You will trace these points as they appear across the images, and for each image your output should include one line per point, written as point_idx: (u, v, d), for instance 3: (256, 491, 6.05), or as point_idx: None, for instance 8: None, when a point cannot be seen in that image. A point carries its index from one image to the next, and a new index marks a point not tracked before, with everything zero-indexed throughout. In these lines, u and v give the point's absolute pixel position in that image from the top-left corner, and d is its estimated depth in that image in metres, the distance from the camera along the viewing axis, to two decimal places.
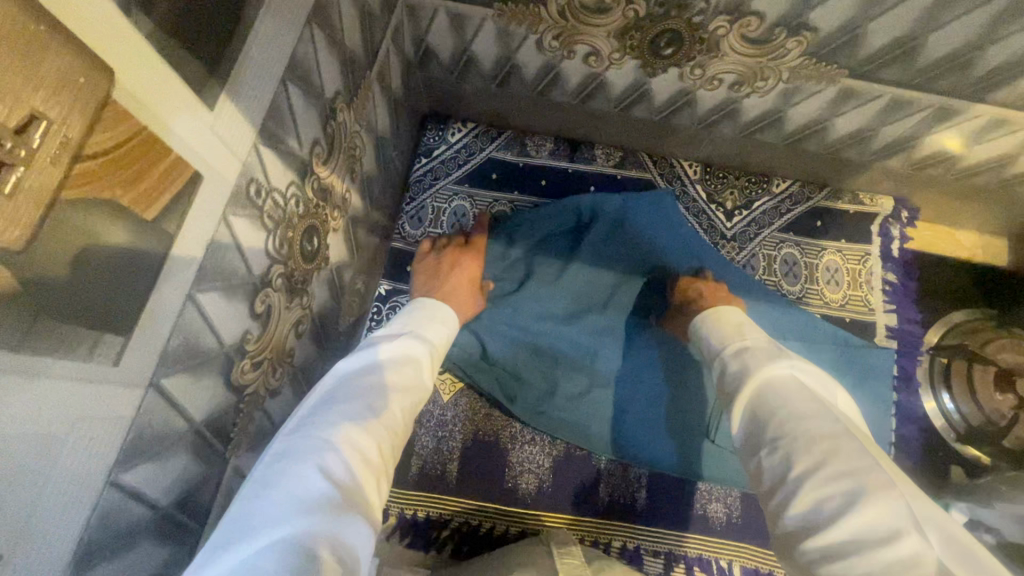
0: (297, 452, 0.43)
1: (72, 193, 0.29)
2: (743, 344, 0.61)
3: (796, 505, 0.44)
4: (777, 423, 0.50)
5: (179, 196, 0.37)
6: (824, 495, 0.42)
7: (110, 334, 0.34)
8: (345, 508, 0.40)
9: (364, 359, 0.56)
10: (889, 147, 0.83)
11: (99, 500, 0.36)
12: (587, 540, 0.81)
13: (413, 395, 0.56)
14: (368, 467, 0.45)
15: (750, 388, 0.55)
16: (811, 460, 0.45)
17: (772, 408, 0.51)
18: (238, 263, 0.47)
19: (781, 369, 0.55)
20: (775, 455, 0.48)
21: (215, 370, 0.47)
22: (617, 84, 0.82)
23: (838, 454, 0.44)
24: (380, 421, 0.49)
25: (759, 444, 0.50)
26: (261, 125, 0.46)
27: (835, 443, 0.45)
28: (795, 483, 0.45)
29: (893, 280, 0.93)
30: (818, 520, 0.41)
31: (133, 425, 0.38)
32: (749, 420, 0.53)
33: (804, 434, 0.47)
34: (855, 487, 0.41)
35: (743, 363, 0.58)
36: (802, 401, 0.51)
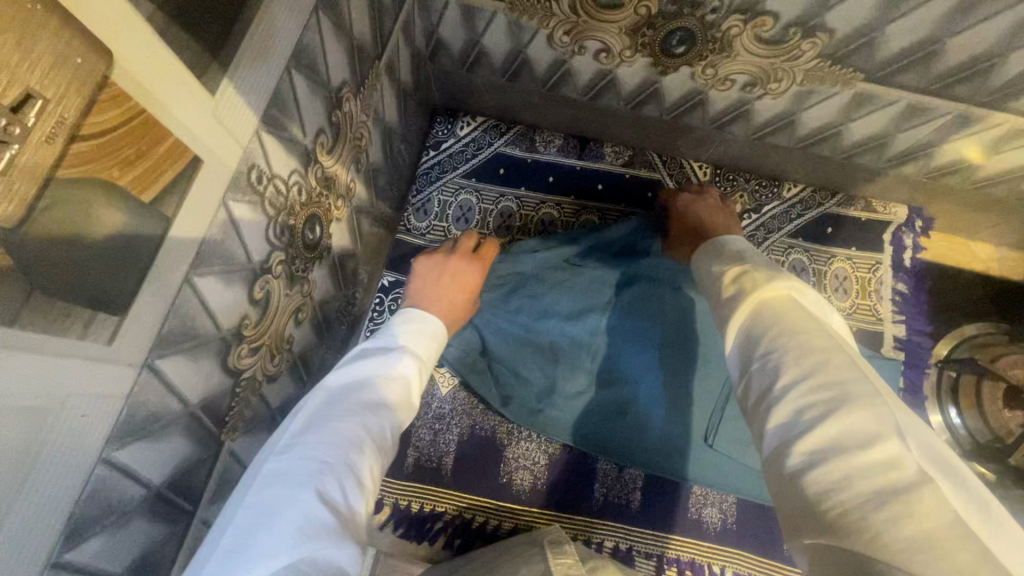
0: (293, 475, 0.42)
1: (69, 174, 0.29)
2: (745, 268, 0.53)
3: (775, 417, 0.39)
4: (770, 336, 0.44)
5: (178, 180, 0.38)
6: (806, 406, 0.38)
7: (104, 313, 0.34)
8: (346, 534, 0.39)
9: (357, 372, 0.55)
10: (904, 154, 0.82)
11: (91, 475, 0.37)
12: (580, 538, 0.81)
13: (406, 410, 0.55)
14: (365, 489, 0.45)
15: (745, 309, 0.48)
16: (800, 370, 0.40)
17: (764, 326, 0.46)
18: (238, 249, 0.47)
19: (778, 292, 0.48)
20: (758, 370, 0.43)
21: (211, 353, 0.48)
22: (628, 81, 0.81)
23: (828, 365, 0.40)
24: (375, 440, 0.48)
25: (746, 363, 0.45)
26: (264, 112, 0.46)
27: (827, 355, 0.41)
28: (777, 394, 0.40)
29: (904, 291, 0.92)
30: (797, 432, 0.37)
31: (127, 403, 0.39)
32: (739, 340, 0.47)
33: (798, 343, 0.42)
34: (840, 396, 0.38)
35: (736, 288, 0.51)
36: (798, 317, 0.45)
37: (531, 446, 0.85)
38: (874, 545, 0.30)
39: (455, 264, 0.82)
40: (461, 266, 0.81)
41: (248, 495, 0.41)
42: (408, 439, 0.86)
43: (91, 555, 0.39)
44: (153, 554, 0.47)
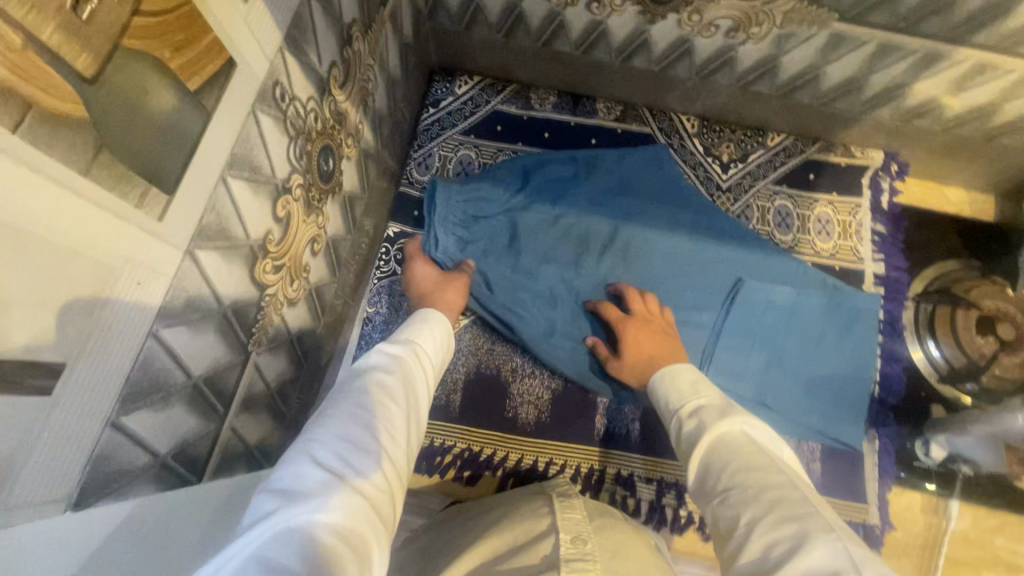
0: (295, 457, 0.45)
1: (132, 44, 0.33)
2: (698, 404, 0.63)
3: (744, 555, 0.45)
4: (730, 472, 0.52)
5: (216, 77, 0.41)
6: (772, 541, 0.44)
7: (155, 189, 0.38)
8: (338, 489, 0.42)
9: (360, 368, 0.60)
10: (879, 97, 0.87)
11: (143, 347, 0.41)
12: (585, 466, 0.86)
13: (409, 393, 0.59)
14: (369, 457, 0.48)
15: (706, 439, 0.57)
16: (761, 509, 0.47)
17: (724, 461, 0.54)
18: (264, 160, 0.51)
19: (735, 429, 0.57)
20: (727, 505, 0.50)
21: (241, 259, 0.51)
22: (618, 32, 0.86)
23: (784, 501, 0.47)
24: (375, 416, 0.52)
25: (712, 494, 0.52)
26: (286, 32, 0.50)
27: (783, 492, 0.48)
28: (746, 529, 0.46)
29: (881, 232, 0.97)
30: (767, 567, 0.43)
31: (172, 284, 0.42)
32: (700, 478, 0.55)
33: (754, 481, 0.50)
34: (801, 531, 0.43)
35: (701, 418, 0.61)
36: (753, 454, 0.54)
37: (534, 383, 0.90)
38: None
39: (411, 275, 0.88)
40: (415, 270, 0.88)
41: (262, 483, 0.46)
42: None
43: (141, 426, 0.43)
44: (190, 446, 0.51)
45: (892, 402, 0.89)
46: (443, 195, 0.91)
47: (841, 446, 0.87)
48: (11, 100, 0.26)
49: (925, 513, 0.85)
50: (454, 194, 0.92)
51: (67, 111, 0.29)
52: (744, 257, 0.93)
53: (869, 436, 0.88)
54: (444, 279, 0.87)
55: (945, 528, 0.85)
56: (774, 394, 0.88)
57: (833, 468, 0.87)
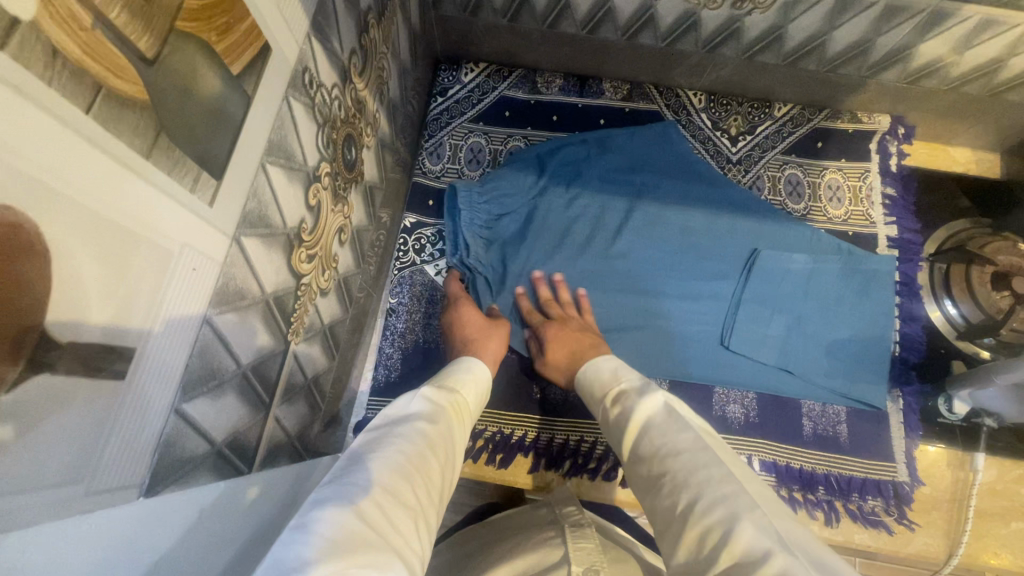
0: (335, 500, 0.43)
1: (184, 26, 0.33)
2: (620, 389, 0.65)
3: (684, 544, 0.46)
4: (658, 458, 0.54)
5: (255, 62, 0.41)
6: (705, 526, 0.45)
7: (207, 172, 0.38)
8: (376, 544, 0.41)
9: (400, 413, 0.59)
10: (884, 60, 0.88)
11: (198, 333, 0.41)
12: (617, 443, 0.86)
13: (446, 449, 0.58)
14: (407, 517, 0.46)
15: (630, 429, 0.59)
16: (690, 492, 0.49)
17: (654, 443, 0.56)
18: (296, 148, 0.51)
19: (654, 416, 0.58)
20: (662, 491, 0.52)
21: (279, 247, 0.51)
22: (624, 10, 0.86)
23: (710, 482, 0.48)
24: (414, 470, 0.51)
25: (650, 482, 0.54)
26: (312, 18, 0.50)
27: (707, 473, 0.50)
28: (682, 516, 0.48)
29: (893, 194, 0.98)
30: (707, 553, 0.44)
31: (222, 270, 0.43)
32: (635, 464, 0.57)
33: (680, 465, 0.52)
34: (733, 511, 0.45)
35: (623, 406, 0.62)
36: (668, 433, 0.56)
37: None
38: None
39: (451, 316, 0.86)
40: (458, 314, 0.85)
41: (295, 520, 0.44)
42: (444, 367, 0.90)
43: (199, 414, 0.43)
44: (242, 434, 0.51)
45: (913, 361, 0.90)
46: (467, 197, 0.91)
47: (866, 407, 0.88)
48: (82, 80, 0.27)
49: (951, 468, 0.86)
50: (475, 197, 0.92)
51: (130, 93, 0.30)
52: (759, 227, 0.94)
53: (894, 395, 0.89)
54: (487, 327, 0.83)
55: (973, 481, 0.85)
56: (798, 360, 0.89)
57: (860, 428, 0.87)
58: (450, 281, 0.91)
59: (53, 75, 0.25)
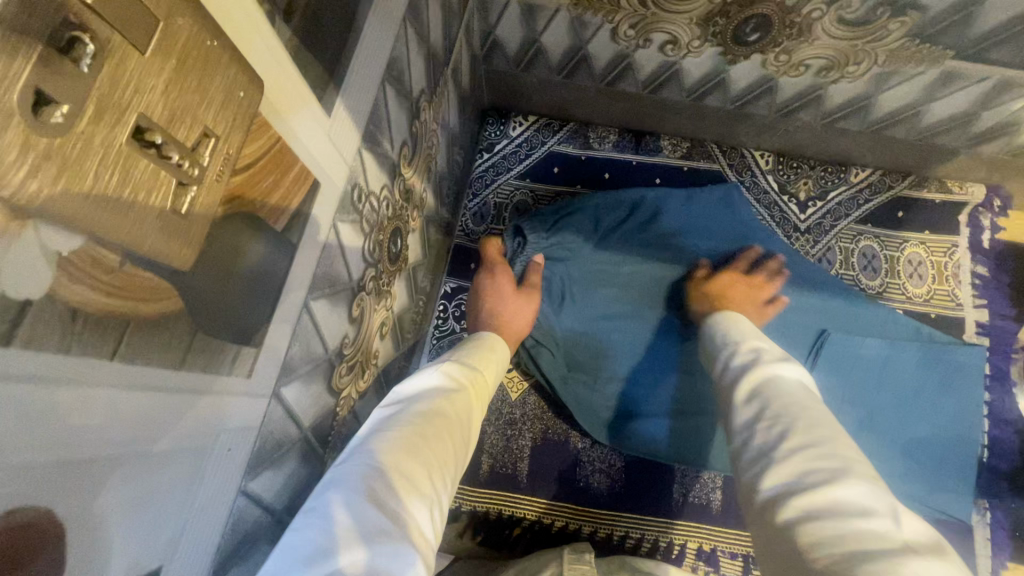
0: (349, 478, 0.38)
1: (226, 211, 0.28)
2: (759, 344, 0.58)
3: (774, 476, 0.42)
4: (779, 404, 0.48)
5: (303, 206, 0.37)
6: (809, 468, 0.40)
7: (246, 346, 0.34)
8: (399, 540, 0.35)
9: (420, 384, 0.53)
10: (987, 132, 0.78)
11: (233, 508, 0.37)
12: (662, 541, 0.81)
13: (466, 422, 0.52)
14: (427, 499, 0.40)
15: (758, 374, 0.52)
16: (809, 438, 0.43)
17: (774, 394, 0.49)
18: (342, 270, 0.47)
19: (792, 376, 0.52)
20: (768, 431, 0.46)
21: (321, 375, 0.48)
22: (693, 72, 0.78)
23: (835, 442, 0.43)
24: (434, 446, 0.44)
25: (753, 421, 0.48)
26: (364, 129, 0.45)
27: (834, 434, 0.44)
28: (783, 455, 0.43)
29: (984, 274, 0.88)
30: (797, 486, 0.39)
31: (259, 433, 0.38)
32: (743, 403, 0.51)
33: (806, 417, 0.45)
34: (846, 467, 0.40)
35: (754, 356, 0.56)
36: (808, 398, 0.48)
37: (606, 449, 0.85)
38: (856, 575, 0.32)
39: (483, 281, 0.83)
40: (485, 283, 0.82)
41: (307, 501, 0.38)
42: (481, 446, 0.86)
43: None
44: None
45: (1003, 469, 0.81)
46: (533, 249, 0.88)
47: (948, 518, 0.79)
48: (106, 326, 0.22)
49: None
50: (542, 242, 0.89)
51: (161, 312, 0.25)
52: (828, 308, 0.86)
53: (980, 507, 0.80)
54: (514, 298, 0.80)
55: None
56: (870, 461, 0.80)
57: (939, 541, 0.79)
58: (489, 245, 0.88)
59: (71, 341, 0.21)
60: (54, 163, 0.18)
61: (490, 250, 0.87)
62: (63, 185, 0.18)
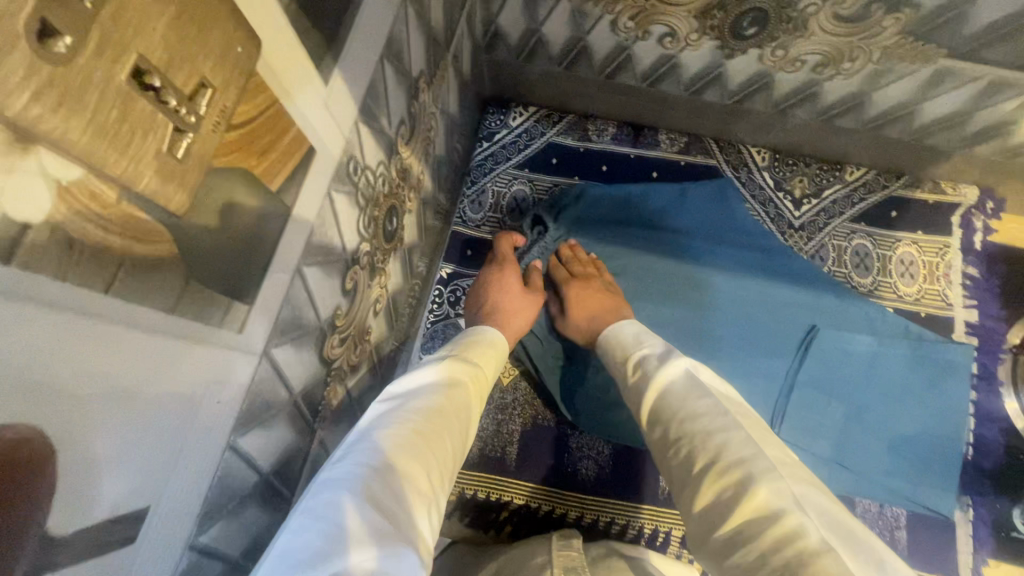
0: (343, 482, 0.40)
1: (221, 164, 0.29)
2: (645, 353, 0.60)
3: (698, 504, 0.44)
4: (677, 421, 0.49)
5: (298, 170, 0.38)
6: (721, 487, 0.43)
7: (238, 302, 0.35)
8: (393, 541, 0.37)
9: (415, 383, 0.55)
10: (980, 133, 0.79)
11: (220, 461, 0.38)
12: (648, 527, 0.81)
13: (461, 419, 0.54)
14: (419, 500, 0.43)
15: (650, 392, 0.54)
16: (709, 452, 0.45)
17: (672, 406, 0.51)
18: (336, 239, 0.48)
19: (673, 379, 0.53)
20: (679, 452, 0.48)
21: (311, 342, 0.49)
22: (691, 66, 0.80)
23: (730, 447, 0.45)
24: (425, 447, 0.46)
25: (664, 442, 0.50)
26: (362, 103, 0.46)
27: (723, 432, 0.46)
28: (699, 476, 0.45)
29: (974, 275, 0.89)
30: (719, 514, 0.42)
31: (249, 390, 0.40)
32: (650, 427, 0.53)
33: (698, 427, 0.47)
34: (752, 474, 0.42)
35: (643, 371, 0.57)
36: (695, 401, 0.50)
37: (594, 436, 0.86)
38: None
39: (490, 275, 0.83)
40: (492, 278, 0.83)
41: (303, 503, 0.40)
42: None
43: (217, 540, 0.40)
44: (261, 540, 0.48)
45: (988, 467, 0.81)
46: (535, 247, 0.93)
47: (930, 513, 0.80)
48: (102, 259, 0.24)
49: None
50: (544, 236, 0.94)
51: (157, 254, 0.26)
52: (817, 303, 0.87)
53: (963, 504, 0.81)
54: (520, 296, 0.81)
55: None
56: (856, 455, 0.81)
57: (923, 537, 0.79)
58: (500, 240, 0.88)
59: (69, 268, 0.22)
60: (56, 90, 0.19)
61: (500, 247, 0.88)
62: (64, 113, 0.19)
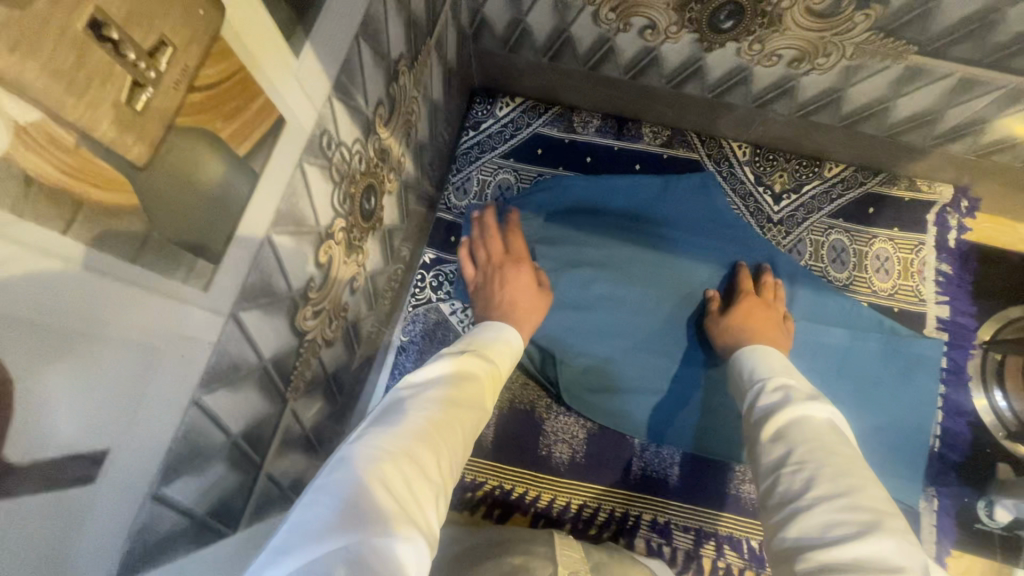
0: (354, 462, 0.42)
1: (185, 122, 0.31)
2: (788, 382, 0.61)
3: (800, 528, 0.45)
4: (806, 450, 0.50)
5: (266, 138, 0.40)
6: (835, 521, 0.43)
7: (203, 261, 0.36)
8: (407, 517, 0.39)
9: (432, 373, 0.57)
10: (953, 131, 0.81)
11: (184, 416, 0.39)
12: (619, 511, 0.83)
13: (475, 411, 0.55)
14: (433, 483, 0.44)
15: (784, 413, 0.55)
16: (832, 489, 0.46)
17: (804, 437, 0.52)
18: (309, 212, 0.50)
19: (819, 414, 0.55)
20: (791, 480, 0.49)
21: (283, 311, 0.50)
22: (672, 60, 0.81)
23: (863, 492, 0.45)
24: (441, 435, 0.48)
25: (778, 465, 0.51)
26: (335, 79, 0.48)
27: (860, 483, 0.46)
28: (807, 504, 0.46)
29: (947, 272, 0.91)
30: (823, 542, 0.43)
31: (214, 350, 0.41)
32: (770, 443, 0.54)
33: (832, 464, 0.48)
34: (875, 521, 0.43)
35: (785, 396, 0.59)
36: (835, 442, 0.51)
37: (569, 422, 0.88)
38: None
39: (501, 276, 0.83)
40: (508, 278, 0.82)
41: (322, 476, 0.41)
42: None
43: (182, 494, 0.42)
44: (229, 501, 0.50)
45: (952, 459, 0.83)
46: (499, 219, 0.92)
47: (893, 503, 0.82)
48: (61, 201, 0.25)
49: None
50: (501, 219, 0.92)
51: (118, 202, 0.28)
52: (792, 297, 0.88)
53: (928, 494, 0.82)
54: (535, 297, 0.82)
55: None
56: None
57: None
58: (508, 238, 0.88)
59: (26, 206, 0.24)
60: (11, 34, 0.21)
61: (493, 242, 0.87)
62: (19, 55, 0.21)
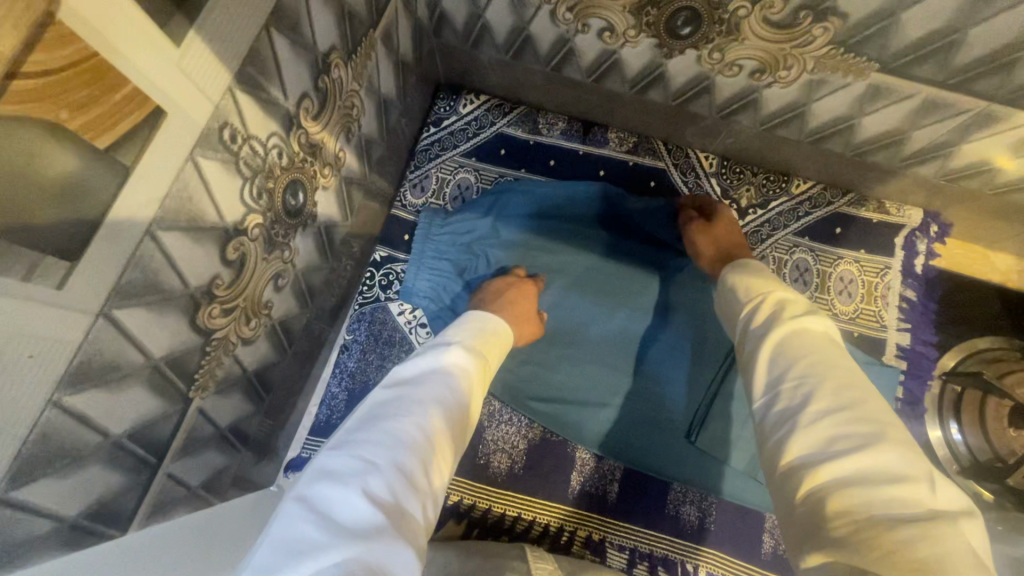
0: (344, 474, 0.41)
1: (9, 111, 0.29)
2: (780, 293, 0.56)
3: (800, 443, 0.42)
4: (806, 364, 0.46)
5: (138, 131, 0.38)
6: (839, 434, 0.41)
7: (54, 257, 0.34)
8: (390, 532, 0.37)
9: (423, 368, 0.54)
10: (922, 153, 0.77)
11: (39, 419, 0.38)
12: (554, 526, 0.81)
13: (466, 410, 0.53)
14: (418, 491, 0.42)
15: (782, 329, 0.51)
16: (833, 403, 0.43)
17: (802, 351, 0.48)
18: (208, 208, 0.48)
19: (817, 328, 0.51)
20: (780, 403, 0.46)
21: (178, 310, 0.48)
22: (633, 64, 0.78)
23: (865, 403, 0.43)
24: (428, 439, 0.46)
25: (777, 381, 0.47)
26: (239, 70, 0.46)
27: (863, 395, 0.43)
28: (807, 419, 0.43)
29: (912, 298, 0.88)
30: (827, 455, 0.40)
31: (81, 350, 0.39)
32: (767, 358, 0.50)
33: (833, 376, 0.45)
34: (877, 433, 0.40)
35: (774, 312, 0.54)
36: (836, 357, 0.48)
37: (510, 432, 0.86)
38: (884, 559, 0.33)
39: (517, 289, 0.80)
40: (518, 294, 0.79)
41: (300, 490, 0.40)
42: None
43: (39, 496, 0.40)
44: (113, 501, 0.49)
45: None
46: (423, 229, 0.88)
47: None
48: None
49: None
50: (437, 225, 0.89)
51: None
52: None
53: None
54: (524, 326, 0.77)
55: None
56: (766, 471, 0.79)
57: None
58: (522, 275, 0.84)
59: None
60: None
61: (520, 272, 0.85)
62: None
